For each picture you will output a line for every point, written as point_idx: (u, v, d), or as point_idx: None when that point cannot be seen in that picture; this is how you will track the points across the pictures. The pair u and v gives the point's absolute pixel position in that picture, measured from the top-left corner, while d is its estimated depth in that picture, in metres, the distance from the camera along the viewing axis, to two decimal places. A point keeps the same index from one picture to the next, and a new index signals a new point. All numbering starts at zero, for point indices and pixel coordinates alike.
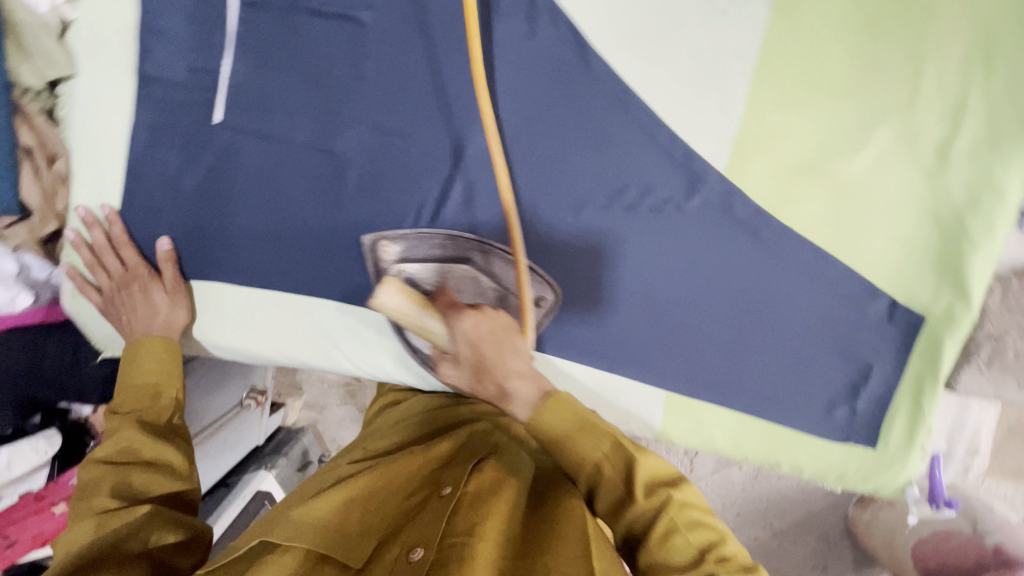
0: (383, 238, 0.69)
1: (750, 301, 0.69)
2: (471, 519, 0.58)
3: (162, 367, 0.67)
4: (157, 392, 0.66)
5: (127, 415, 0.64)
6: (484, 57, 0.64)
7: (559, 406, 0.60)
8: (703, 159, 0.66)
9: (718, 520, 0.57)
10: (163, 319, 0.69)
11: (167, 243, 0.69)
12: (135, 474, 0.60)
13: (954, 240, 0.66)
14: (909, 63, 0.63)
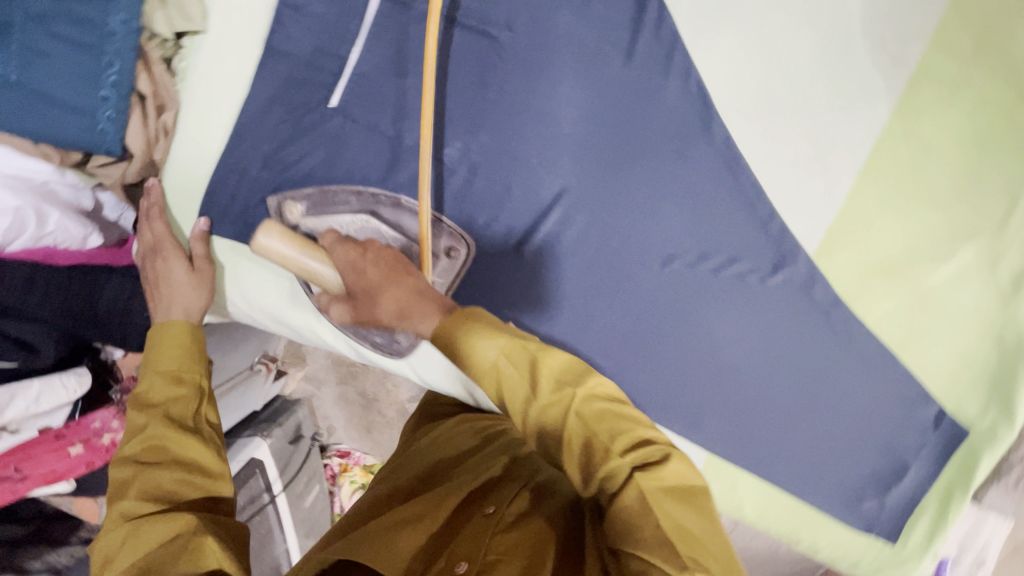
0: (288, 198, 0.67)
1: (809, 382, 0.71)
2: (517, 541, 0.59)
3: (185, 351, 0.64)
4: (183, 379, 0.62)
5: (154, 411, 0.60)
6: (609, 98, 0.64)
7: (456, 321, 0.55)
8: (795, 240, 0.68)
9: (630, 406, 0.52)
10: (180, 305, 0.66)
11: (204, 224, 0.69)
12: (163, 475, 0.57)
13: (1013, 364, 0.68)
14: (1008, 190, 0.65)
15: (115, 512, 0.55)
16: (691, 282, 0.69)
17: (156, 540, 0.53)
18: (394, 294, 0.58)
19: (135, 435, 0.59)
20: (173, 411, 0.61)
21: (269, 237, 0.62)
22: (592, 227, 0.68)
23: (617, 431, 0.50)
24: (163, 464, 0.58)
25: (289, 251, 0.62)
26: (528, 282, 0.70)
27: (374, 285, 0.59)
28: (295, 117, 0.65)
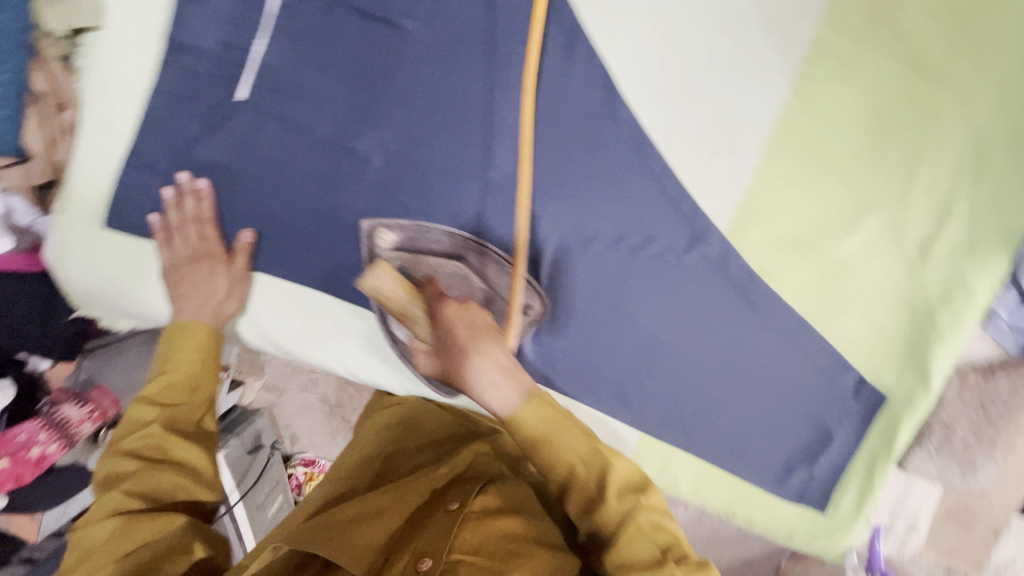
0: (382, 226, 0.68)
1: (731, 357, 0.73)
2: (483, 534, 0.62)
3: (200, 358, 0.68)
4: (195, 389, 0.67)
5: (160, 412, 0.65)
6: (518, 83, 0.65)
7: (539, 405, 0.60)
8: (708, 218, 0.69)
9: (674, 523, 0.61)
10: (212, 308, 0.68)
11: (248, 237, 0.68)
12: (164, 477, 0.62)
13: (924, 330, 0.71)
14: (907, 162, 0.68)
15: (108, 497, 0.60)
16: (610, 265, 0.70)
17: (150, 538, 0.58)
18: (472, 364, 0.62)
19: (137, 431, 0.64)
20: (178, 417, 0.66)
21: (382, 277, 0.65)
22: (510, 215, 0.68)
23: (667, 545, 0.59)
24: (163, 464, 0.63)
25: (387, 292, 0.65)
26: (450, 270, 0.70)
27: (460, 348, 0.62)
28: (203, 111, 0.65)
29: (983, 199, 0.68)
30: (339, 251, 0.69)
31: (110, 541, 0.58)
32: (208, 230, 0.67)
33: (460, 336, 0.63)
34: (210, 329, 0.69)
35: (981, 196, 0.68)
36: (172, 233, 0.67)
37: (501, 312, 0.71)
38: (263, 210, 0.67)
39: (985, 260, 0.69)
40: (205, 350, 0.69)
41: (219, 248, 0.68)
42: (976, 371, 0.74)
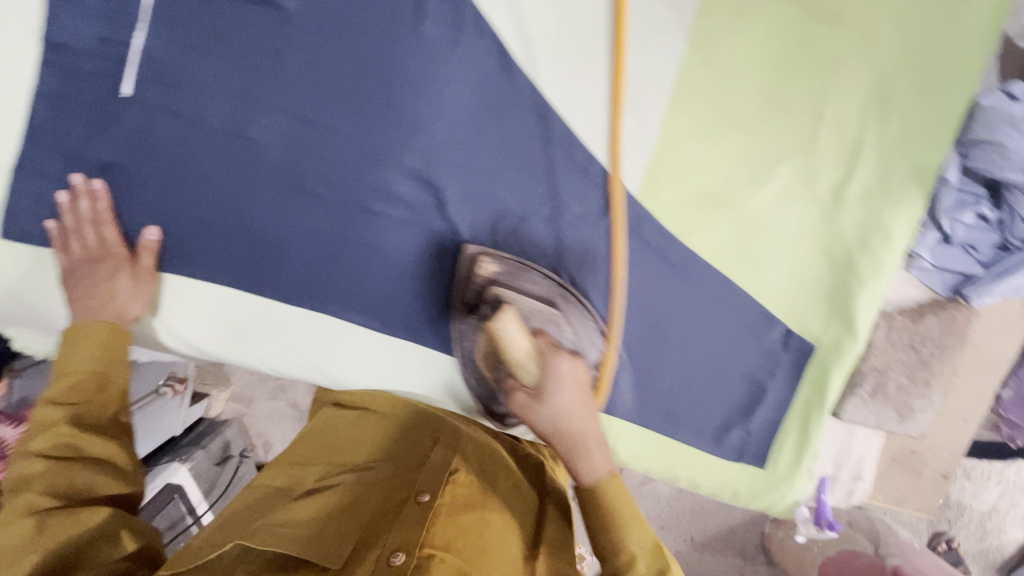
0: (484, 254, 0.69)
1: (655, 319, 0.72)
2: (443, 534, 0.73)
3: (101, 358, 0.70)
4: (102, 384, 0.70)
5: (64, 412, 0.68)
6: (409, 57, 0.64)
7: (619, 491, 0.68)
8: (616, 179, 0.68)
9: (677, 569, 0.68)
10: (119, 306, 0.68)
11: (154, 234, 0.67)
12: (79, 473, 0.66)
13: (846, 276, 0.70)
14: (813, 106, 0.67)
15: (28, 485, 0.64)
16: (524, 236, 0.69)
17: (67, 538, 0.62)
18: (575, 428, 0.66)
19: (42, 433, 0.67)
20: (84, 416, 0.69)
21: (507, 322, 0.67)
22: (416, 193, 0.67)
23: None
24: (76, 460, 0.67)
25: (516, 338, 0.67)
26: (362, 254, 0.68)
27: (569, 409, 0.66)
28: (90, 110, 0.64)
29: (892, 138, 0.67)
30: (247, 243, 0.68)
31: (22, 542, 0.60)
32: (107, 230, 0.67)
33: (568, 396, 0.66)
34: (112, 327, 0.70)
35: (890, 134, 0.67)
36: (72, 235, 0.67)
37: (593, 363, 0.72)
38: (166, 207, 0.67)
39: (899, 199, 0.68)
40: (107, 351, 0.70)
41: (123, 247, 0.68)
42: (902, 314, 0.74)
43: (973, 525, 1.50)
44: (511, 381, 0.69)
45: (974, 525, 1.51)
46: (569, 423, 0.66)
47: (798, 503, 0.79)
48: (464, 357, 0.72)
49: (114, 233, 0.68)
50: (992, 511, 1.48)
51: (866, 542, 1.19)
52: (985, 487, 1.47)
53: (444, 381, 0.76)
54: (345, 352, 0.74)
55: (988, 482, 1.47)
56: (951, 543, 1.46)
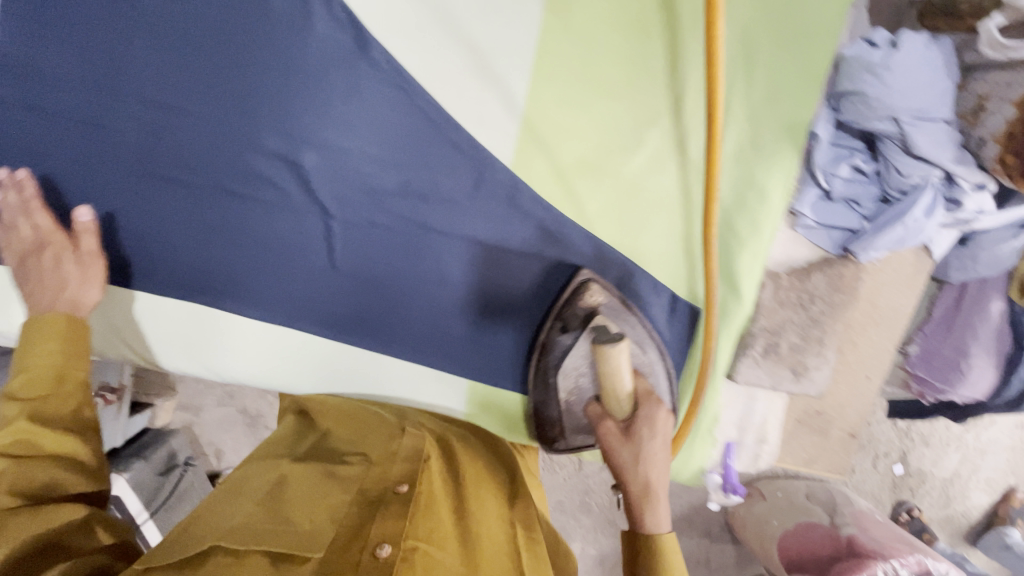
0: (596, 280, 0.70)
1: (542, 291, 0.72)
2: (438, 520, 0.57)
3: (64, 348, 0.57)
4: (61, 376, 0.56)
5: (25, 405, 0.53)
6: (261, 35, 0.63)
7: (668, 542, 0.57)
8: (488, 152, 0.68)
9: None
10: (71, 292, 0.61)
11: (84, 214, 0.63)
12: (37, 469, 0.50)
13: (726, 237, 0.71)
14: (678, 67, 0.67)
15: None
16: (404, 216, 0.69)
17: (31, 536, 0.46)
18: (652, 478, 0.58)
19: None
20: (45, 409, 0.54)
21: (617, 348, 0.57)
22: (287, 177, 0.66)
23: None
24: (36, 460, 0.51)
25: (626, 372, 0.57)
26: (237, 243, 0.68)
27: (651, 454, 0.59)
28: None
29: (760, 96, 0.67)
30: (116, 236, 0.67)
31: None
32: (38, 216, 0.63)
33: (656, 445, 0.58)
34: (72, 317, 0.59)
35: (757, 92, 0.67)
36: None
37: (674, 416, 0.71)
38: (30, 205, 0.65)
39: (771, 158, 0.68)
40: (69, 341, 0.58)
41: (59, 232, 0.63)
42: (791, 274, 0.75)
43: (935, 492, 1.39)
44: (599, 413, 0.62)
45: (937, 493, 1.40)
46: (648, 476, 0.58)
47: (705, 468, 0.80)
48: (533, 374, 0.73)
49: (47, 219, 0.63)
50: (954, 478, 1.39)
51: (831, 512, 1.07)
52: (945, 455, 1.38)
53: (387, 374, 0.74)
54: (292, 354, 0.73)
55: (948, 448, 1.38)
56: (914, 513, 1.36)
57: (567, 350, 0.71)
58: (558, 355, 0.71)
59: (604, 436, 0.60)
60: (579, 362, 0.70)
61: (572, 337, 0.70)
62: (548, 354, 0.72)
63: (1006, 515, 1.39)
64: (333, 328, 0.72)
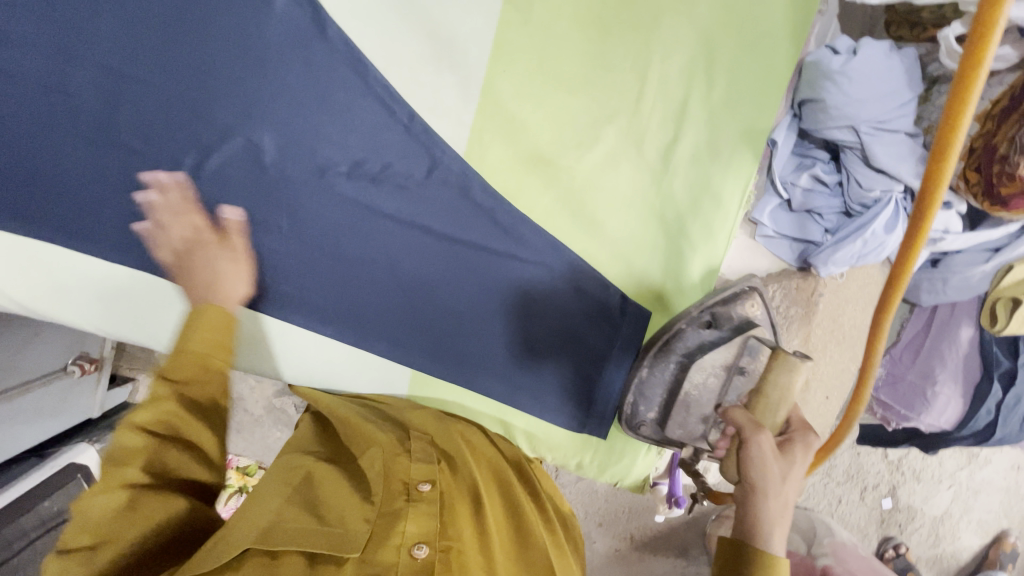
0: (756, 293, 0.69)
1: (492, 283, 0.71)
2: (461, 520, 0.61)
3: (217, 338, 0.63)
4: (208, 367, 0.62)
5: (176, 389, 0.60)
6: (220, 10, 0.63)
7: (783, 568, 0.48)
8: (439, 138, 0.68)
9: None
10: (224, 288, 0.66)
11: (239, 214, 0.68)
12: (173, 456, 0.58)
13: (678, 241, 0.69)
14: (637, 65, 0.66)
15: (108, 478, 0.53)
16: (354, 199, 0.69)
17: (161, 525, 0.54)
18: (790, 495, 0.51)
19: (148, 405, 0.57)
20: (184, 394, 0.60)
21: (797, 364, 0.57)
22: (239, 151, 0.67)
23: None
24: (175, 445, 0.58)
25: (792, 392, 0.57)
26: (187, 215, 0.68)
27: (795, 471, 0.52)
28: None
29: (719, 99, 0.66)
30: (67, 198, 0.67)
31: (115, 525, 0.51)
32: (178, 228, 0.66)
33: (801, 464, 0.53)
34: (229, 316, 0.65)
35: (716, 96, 0.66)
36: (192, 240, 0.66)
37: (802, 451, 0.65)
38: None
39: (727, 164, 0.67)
40: (222, 329, 0.64)
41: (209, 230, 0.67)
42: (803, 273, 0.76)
43: (924, 530, 1.32)
44: (747, 418, 0.55)
45: (927, 531, 1.33)
46: (783, 497, 0.50)
47: (648, 479, 0.80)
48: (652, 358, 0.69)
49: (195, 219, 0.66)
50: (945, 517, 1.33)
51: (801, 542, 1.12)
52: (937, 491, 1.32)
53: (361, 366, 0.75)
54: (349, 354, 0.74)
55: (940, 485, 1.32)
56: (901, 550, 1.28)
57: (701, 345, 0.67)
58: (684, 347, 0.68)
59: (757, 444, 0.52)
60: (717, 361, 0.66)
61: (712, 335, 0.67)
62: (676, 343, 0.68)
63: (997, 558, 1.33)
64: (278, 305, 0.72)
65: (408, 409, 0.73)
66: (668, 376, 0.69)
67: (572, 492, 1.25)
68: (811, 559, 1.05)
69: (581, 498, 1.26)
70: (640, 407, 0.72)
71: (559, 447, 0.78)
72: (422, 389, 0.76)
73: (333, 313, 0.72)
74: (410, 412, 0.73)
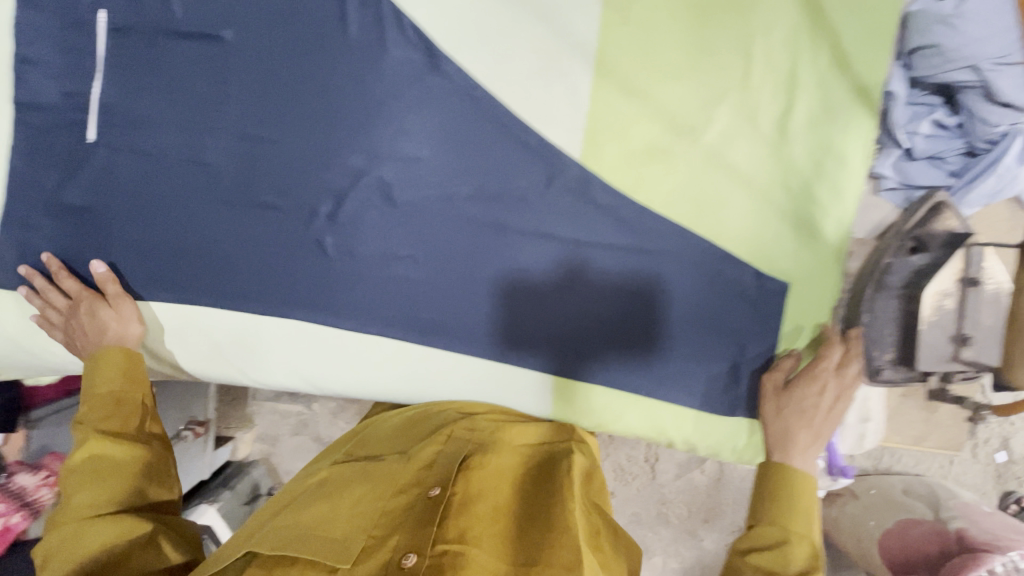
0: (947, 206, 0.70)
1: (630, 279, 0.71)
2: (471, 523, 0.59)
3: (121, 374, 0.70)
4: (120, 401, 0.69)
5: (93, 428, 0.67)
6: (340, 64, 0.67)
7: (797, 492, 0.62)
8: (557, 147, 0.69)
9: (795, 550, 0.58)
10: (114, 332, 0.70)
11: (100, 265, 0.70)
12: (104, 481, 0.63)
13: (808, 207, 0.69)
14: (740, 43, 0.67)
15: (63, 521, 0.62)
16: (482, 223, 0.71)
17: (105, 546, 0.59)
18: (796, 422, 0.66)
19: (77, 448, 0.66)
20: (109, 429, 0.67)
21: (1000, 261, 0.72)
22: (370, 192, 0.70)
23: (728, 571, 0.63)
24: (105, 472, 0.64)
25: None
26: (326, 260, 0.71)
27: (805, 410, 0.66)
28: (59, 161, 0.69)
29: (827, 61, 0.66)
30: (211, 262, 0.71)
31: (66, 553, 0.59)
32: (66, 284, 0.70)
33: (805, 398, 0.67)
34: (126, 350, 0.71)
35: (823, 58, 0.66)
36: (47, 304, 0.71)
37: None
38: (141, 246, 0.71)
39: (847, 122, 0.67)
40: (126, 366, 0.71)
41: (86, 290, 0.70)
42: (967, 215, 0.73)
43: None
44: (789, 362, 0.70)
45: None
46: (790, 427, 0.67)
47: None
48: (871, 297, 0.69)
49: (73, 283, 0.71)
50: None
51: (926, 508, 1.00)
52: None
53: (505, 378, 0.75)
54: (490, 368, 0.74)
55: None
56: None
57: (916, 269, 0.68)
58: (900, 277, 0.69)
59: (765, 377, 0.71)
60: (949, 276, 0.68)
61: (923, 258, 0.68)
62: (888, 275, 0.69)
63: None
64: (418, 332, 0.73)
65: (475, 416, 0.74)
66: (892, 313, 0.69)
67: (672, 489, 1.33)
68: (944, 524, 0.95)
69: (681, 494, 1.34)
70: (875, 352, 0.70)
71: (715, 432, 0.75)
72: (572, 392, 0.75)
73: (474, 335, 0.73)
74: (495, 418, 0.75)
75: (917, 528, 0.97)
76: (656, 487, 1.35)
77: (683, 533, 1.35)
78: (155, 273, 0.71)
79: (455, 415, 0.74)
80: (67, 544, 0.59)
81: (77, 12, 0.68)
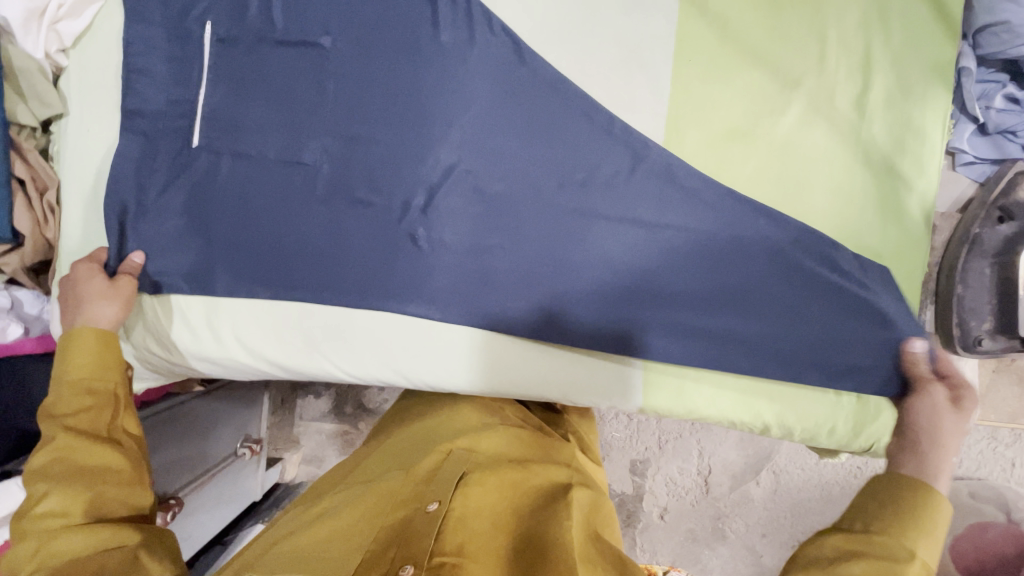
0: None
1: (725, 258, 0.71)
2: (467, 539, 0.59)
3: (94, 360, 0.65)
4: (92, 392, 0.64)
5: (62, 423, 0.61)
6: (433, 61, 0.70)
7: (937, 502, 0.52)
8: (642, 135, 0.71)
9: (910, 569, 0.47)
10: (88, 309, 0.67)
11: (138, 257, 0.73)
12: (74, 484, 0.57)
13: (891, 182, 0.70)
14: (814, 28, 0.70)
15: (30, 530, 0.56)
16: (568, 217, 0.71)
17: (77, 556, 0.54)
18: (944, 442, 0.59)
19: (45, 447, 0.60)
20: (80, 424, 0.61)
21: None
22: (461, 185, 0.72)
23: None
24: (71, 474, 0.58)
25: None
26: (418, 252, 0.72)
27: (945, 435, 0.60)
28: (164, 165, 0.73)
29: (899, 42, 0.69)
30: (307, 257, 0.73)
31: (36, 566, 0.54)
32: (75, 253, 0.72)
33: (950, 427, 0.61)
34: (100, 331, 0.66)
35: (896, 39, 0.69)
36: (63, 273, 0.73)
37: None
38: (238, 244, 0.73)
39: (923, 98, 0.69)
40: (99, 351, 0.65)
41: (92, 262, 0.71)
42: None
43: None
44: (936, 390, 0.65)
45: None
46: (942, 447, 0.59)
47: None
48: (957, 270, 0.72)
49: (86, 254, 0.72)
50: None
51: (996, 509, 0.96)
52: None
53: (585, 363, 0.75)
54: (568, 352, 0.75)
55: None
56: None
57: (1007, 240, 0.70)
58: (990, 249, 0.71)
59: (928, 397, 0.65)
60: None
61: (1012, 227, 0.69)
62: (977, 249, 0.71)
63: None
64: (512, 321, 0.74)
65: (472, 445, 0.77)
66: (987, 282, 0.71)
67: (729, 503, 1.30)
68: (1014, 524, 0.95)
69: (739, 508, 1.30)
70: (971, 324, 0.72)
71: (812, 418, 0.73)
72: (658, 377, 0.74)
73: (571, 322, 0.73)
74: (489, 447, 0.77)
75: (988, 533, 0.96)
76: (710, 501, 1.31)
77: (742, 549, 1.30)
78: (256, 270, 0.73)
79: (449, 447, 0.76)
80: (35, 554, 0.55)
81: (186, 27, 0.72)
